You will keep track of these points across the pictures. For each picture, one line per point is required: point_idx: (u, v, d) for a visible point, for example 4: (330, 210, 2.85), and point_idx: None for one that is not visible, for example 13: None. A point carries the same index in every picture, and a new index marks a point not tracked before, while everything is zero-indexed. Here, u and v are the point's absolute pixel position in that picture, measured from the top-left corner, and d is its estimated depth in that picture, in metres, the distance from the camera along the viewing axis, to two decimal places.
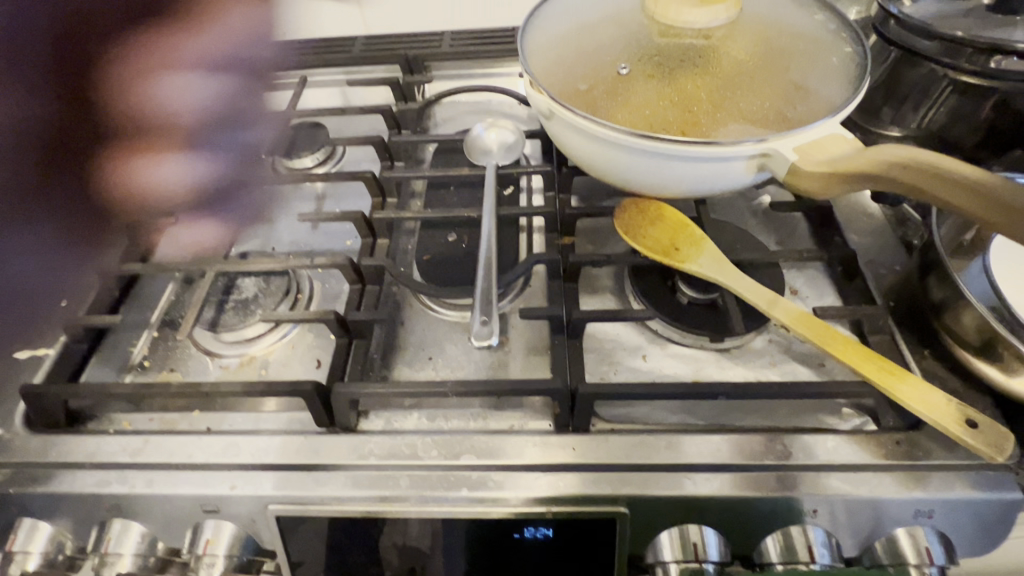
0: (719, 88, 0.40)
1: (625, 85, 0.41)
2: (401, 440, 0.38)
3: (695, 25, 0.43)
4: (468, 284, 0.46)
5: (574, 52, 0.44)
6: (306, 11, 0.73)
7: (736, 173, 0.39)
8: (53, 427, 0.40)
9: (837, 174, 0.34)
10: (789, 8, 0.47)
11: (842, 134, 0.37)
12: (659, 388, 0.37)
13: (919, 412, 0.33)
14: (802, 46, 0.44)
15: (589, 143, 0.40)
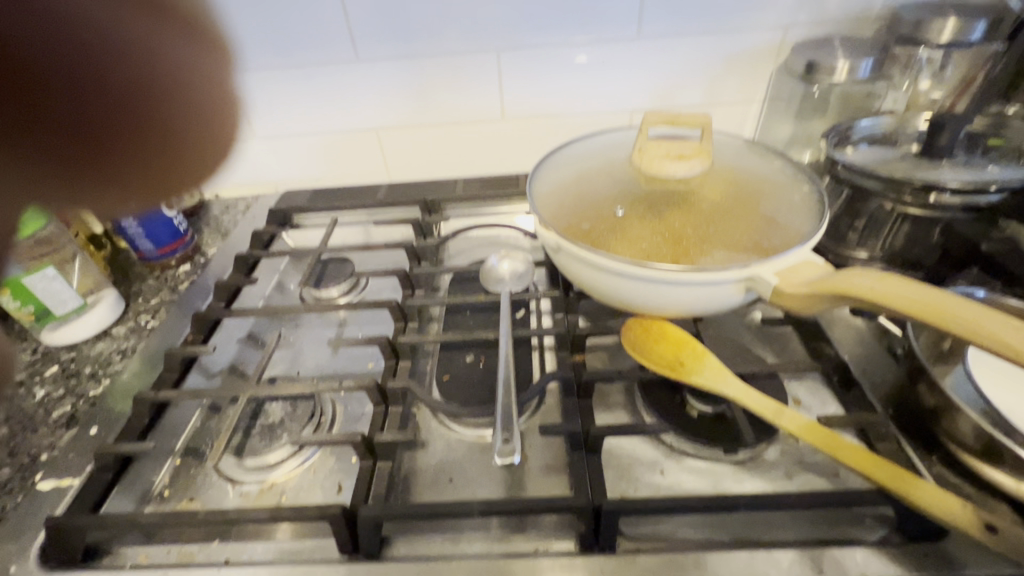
0: (702, 225, 0.47)
1: (622, 223, 0.48)
2: (425, 567, 0.38)
3: (677, 174, 0.51)
4: (487, 403, 0.49)
5: (576, 197, 0.51)
6: (339, 164, 0.85)
7: (726, 294, 0.44)
8: (69, 563, 0.40)
9: (815, 294, 0.39)
10: (754, 159, 0.56)
11: (813, 259, 0.42)
12: (683, 501, 0.38)
13: (937, 516, 0.34)
14: (768, 188, 0.52)
15: (594, 272, 0.45)
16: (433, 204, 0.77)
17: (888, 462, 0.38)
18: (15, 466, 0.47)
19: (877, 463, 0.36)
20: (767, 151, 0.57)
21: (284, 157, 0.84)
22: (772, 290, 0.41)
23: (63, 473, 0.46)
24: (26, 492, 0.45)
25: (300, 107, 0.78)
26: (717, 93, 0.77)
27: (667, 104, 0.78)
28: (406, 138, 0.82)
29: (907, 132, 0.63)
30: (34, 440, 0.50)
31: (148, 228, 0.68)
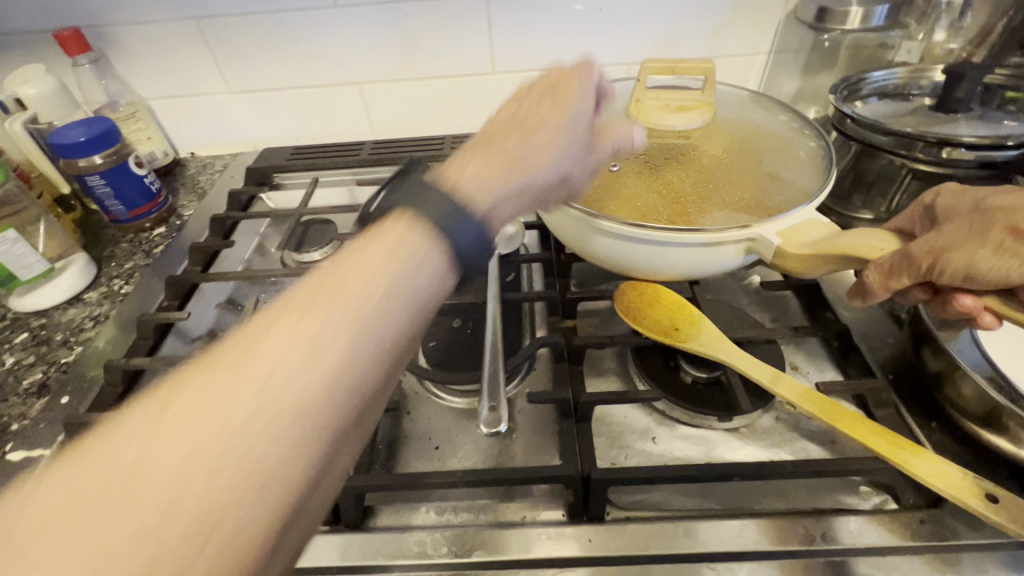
0: (703, 181, 0.44)
1: (616, 180, 0.45)
2: (410, 538, 0.37)
3: (674, 126, 0.48)
4: (474, 369, 0.47)
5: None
6: (320, 121, 0.81)
7: (724, 257, 0.41)
8: None
9: (818, 256, 0.36)
10: (757, 112, 0.53)
11: (819, 219, 0.40)
12: (674, 471, 0.36)
13: (937, 486, 0.33)
14: (772, 142, 0.49)
15: (585, 231, 0.43)
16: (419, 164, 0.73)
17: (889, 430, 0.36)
18: None
19: (878, 432, 0.35)
20: (772, 104, 0.54)
21: (262, 113, 0.79)
22: (773, 253, 0.38)
23: (34, 442, 0.45)
24: None
25: (276, 56, 0.73)
26: (722, 43, 0.72)
27: (668, 55, 0.73)
28: (392, 93, 0.77)
29: (921, 84, 0.59)
30: (4, 410, 0.48)
31: (117, 187, 0.65)
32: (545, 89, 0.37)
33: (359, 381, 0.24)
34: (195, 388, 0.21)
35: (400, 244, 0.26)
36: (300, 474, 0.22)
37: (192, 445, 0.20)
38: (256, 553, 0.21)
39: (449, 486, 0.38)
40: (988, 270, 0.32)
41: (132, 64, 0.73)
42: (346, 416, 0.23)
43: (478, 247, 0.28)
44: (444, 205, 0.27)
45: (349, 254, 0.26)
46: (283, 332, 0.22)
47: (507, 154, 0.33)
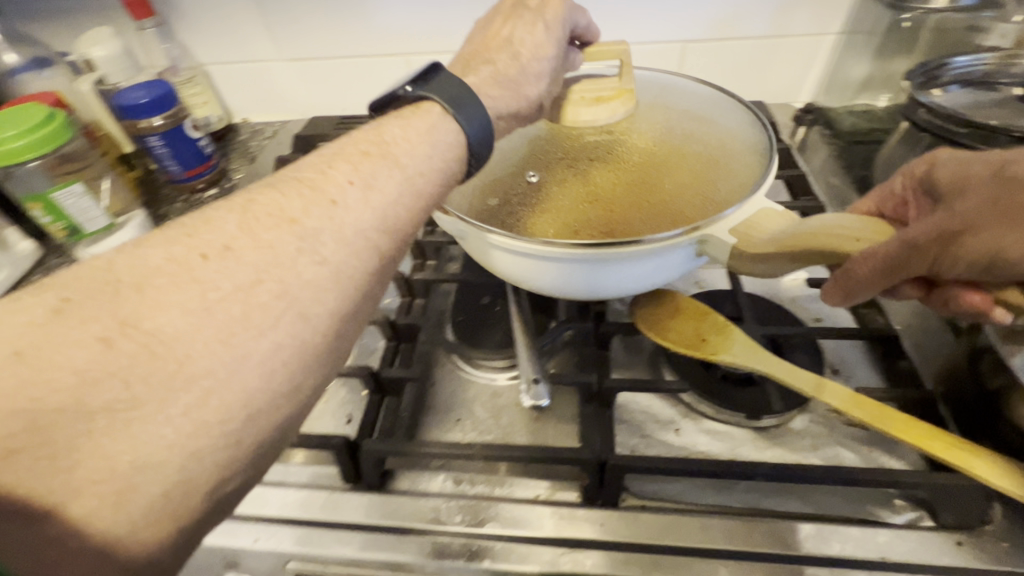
0: (633, 182, 0.44)
1: (548, 192, 0.45)
2: (426, 503, 0.38)
3: (590, 123, 0.44)
4: (501, 346, 0.47)
5: (503, 166, 0.47)
6: (365, 92, 0.81)
7: (671, 264, 0.39)
8: None
9: (789, 251, 0.34)
10: (684, 94, 0.49)
11: (772, 207, 0.38)
12: (692, 464, 0.35)
13: (1002, 484, 0.31)
14: (704, 127, 0.47)
15: (509, 256, 0.40)
16: None
17: (938, 428, 0.35)
18: None
19: (934, 434, 0.34)
20: (695, 83, 0.50)
21: (310, 82, 0.81)
22: (731, 253, 0.36)
23: None
24: None
25: (325, 26, 0.74)
26: (788, 23, 0.68)
27: (727, 36, 0.69)
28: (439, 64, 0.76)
29: (1011, 71, 0.54)
30: None
31: (174, 149, 0.68)
32: (535, 12, 0.45)
33: (397, 224, 0.31)
34: (278, 200, 0.28)
35: (437, 122, 0.35)
36: (348, 288, 0.28)
37: (271, 242, 0.27)
38: (306, 341, 0.26)
39: (467, 458, 0.38)
40: (1013, 257, 0.28)
41: (191, 29, 0.75)
42: (384, 250, 0.30)
43: (484, 137, 0.37)
44: (463, 94, 0.36)
45: (395, 125, 0.34)
46: (345, 168, 0.31)
47: (500, 72, 0.41)
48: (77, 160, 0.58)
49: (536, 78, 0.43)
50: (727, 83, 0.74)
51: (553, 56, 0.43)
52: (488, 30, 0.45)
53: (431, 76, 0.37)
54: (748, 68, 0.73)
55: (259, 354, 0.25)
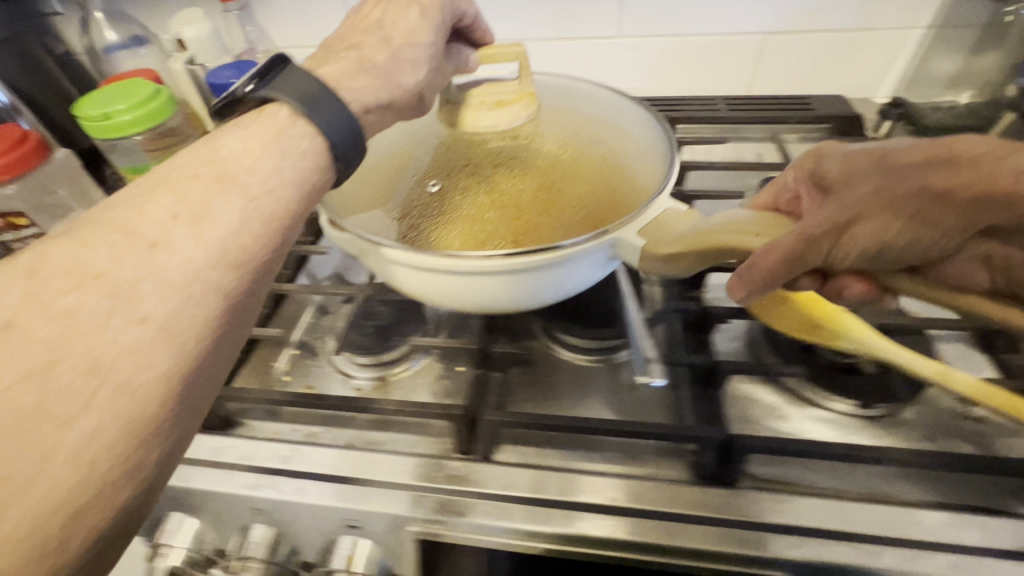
0: (539, 185, 0.44)
1: (449, 198, 0.45)
2: (541, 474, 0.38)
3: (497, 125, 0.49)
4: (601, 326, 0.48)
5: (394, 168, 0.48)
6: None
7: (580, 268, 0.40)
8: (213, 428, 0.44)
9: (689, 251, 0.37)
10: (586, 100, 0.53)
11: (677, 207, 0.40)
12: (818, 446, 0.36)
13: None
14: (585, 131, 0.49)
15: (412, 272, 0.40)
16: None
17: None
18: None
19: None
20: (597, 88, 0.54)
21: None
22: (640, 252, 0.38)
23: None
24: None
25: None
26: (875, 13, 0.67)
27: (811, 26, 0.69)
28: None
29: None
30: None
31: None
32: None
33: (243, 254, 0.31)
34: (76, 250, 0.28)
35: (286, 129, 0.35)
36: (191, 332, 0.28)
37: (72, 306, 0.26)
38: (146, 400, 0.26)
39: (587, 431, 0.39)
40: (895, 241, 0.31)
41: (271, 13, 0.77)
42: (232, 281, 0.30)
43: (348, 134, 0.36)
44: (314, 90, 0.36)
45: (233, 140, 0.34)
46: (171, 199, 0.30)
47: (365, 61, 0.42)
48: (175, 134, 0.59)
49: (411, 65, 0.44)
50: (803, 78, 0.74)
51: (429, 43, 0.45)
52: (360, 16, 0.47)
53: (277, 74, 0.37)
54: (826, 63, 0.72)
55: (74, 442, 0.24)
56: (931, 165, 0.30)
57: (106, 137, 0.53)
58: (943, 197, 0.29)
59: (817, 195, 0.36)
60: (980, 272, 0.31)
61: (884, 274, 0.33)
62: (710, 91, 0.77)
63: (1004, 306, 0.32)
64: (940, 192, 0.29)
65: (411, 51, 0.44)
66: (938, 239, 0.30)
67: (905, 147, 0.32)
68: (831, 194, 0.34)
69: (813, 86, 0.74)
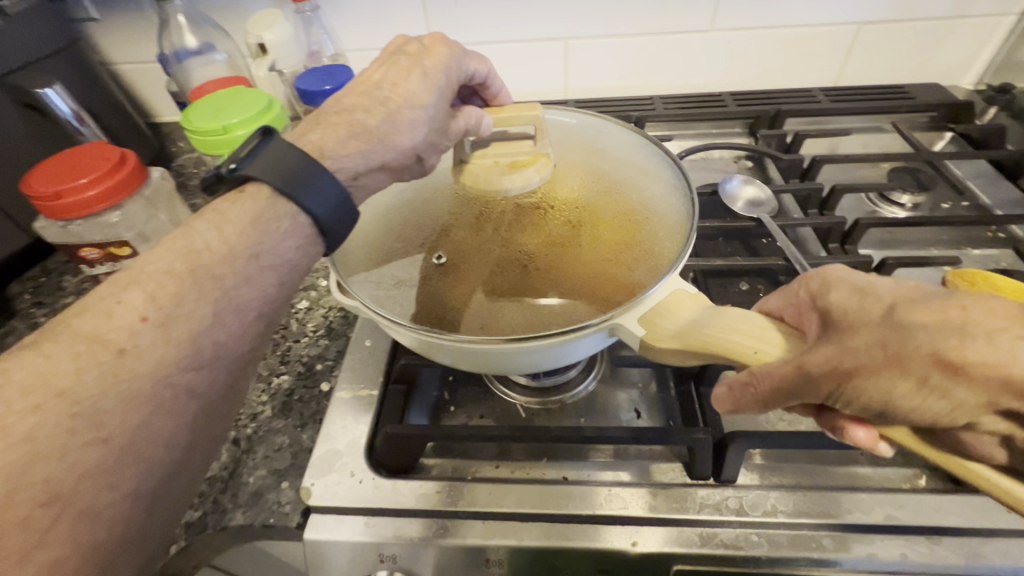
0: (554, 259, 0.43)
1: (458, 268, 0.42)
2: (806, 496, 0.35)
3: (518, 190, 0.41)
4: None
5: (387, 227, 0.43)
6: (514, 76, 0.77)
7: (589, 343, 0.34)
8: (400, 472, 0.39)
9: (687, 351, 0.29)
10: (608, 149, 0.46)
11: (686, 289, 0.32)
12: None
13: None
14: (609, 184, 0.45)
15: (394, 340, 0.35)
16: (640, 122, 0.69)
17: None
18: (293, 374, 0.46)
19: None
20: (618, 131, 0.44)
21: None
22: (639, 347, 0.30)
23: (355, 382, 0.44)
24: (322, 401, 0.44)
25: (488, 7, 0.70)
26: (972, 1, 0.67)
27: (908, 16, 0.68)
28: (600, 49, 0.74)
29: None
30: (302, 351, 0.48)
31: None
32: (413, 53, 0.35)
33: (221, 352, 0.26)
34: (39, 365, 0.23)
35: (267, 205, 0.28)
36: (157, 443, 0.24)
37: (31, 432, 0.21)
38: (112, 527, 0.23)
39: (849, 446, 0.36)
40: (912, 410, 0.23)
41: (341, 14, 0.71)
42: (203, 387, 0.25)
43: (338, 209, 0.29)
44: (298, 170, 0.28)
45: (212, 214, 0.28)
46: (139, 292, 0.25)
47: (358, 120, 0.31)
48: None
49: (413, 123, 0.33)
50: (894, 67, 0.73)
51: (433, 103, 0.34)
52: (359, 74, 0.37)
53: (260, 146, 0.29)
54: (920, 51, 0.72)
55: None
56: (940, 325, 0.22)
57: (214, 150, 0.48)
58: (957, 371, 0.21)
59: (814, 321, 0.27)
60: (1001, 447, 0.23)
61: (890, 424, 0.25)
62: (797, 83, 0.76)
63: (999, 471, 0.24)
64: (956, 365, 0.21)
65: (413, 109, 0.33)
66: (951, 410, 0.22)
67: (921, 293, 0.24)
68: (830, 328, 0.26)
69: (904, 73, 0.74)
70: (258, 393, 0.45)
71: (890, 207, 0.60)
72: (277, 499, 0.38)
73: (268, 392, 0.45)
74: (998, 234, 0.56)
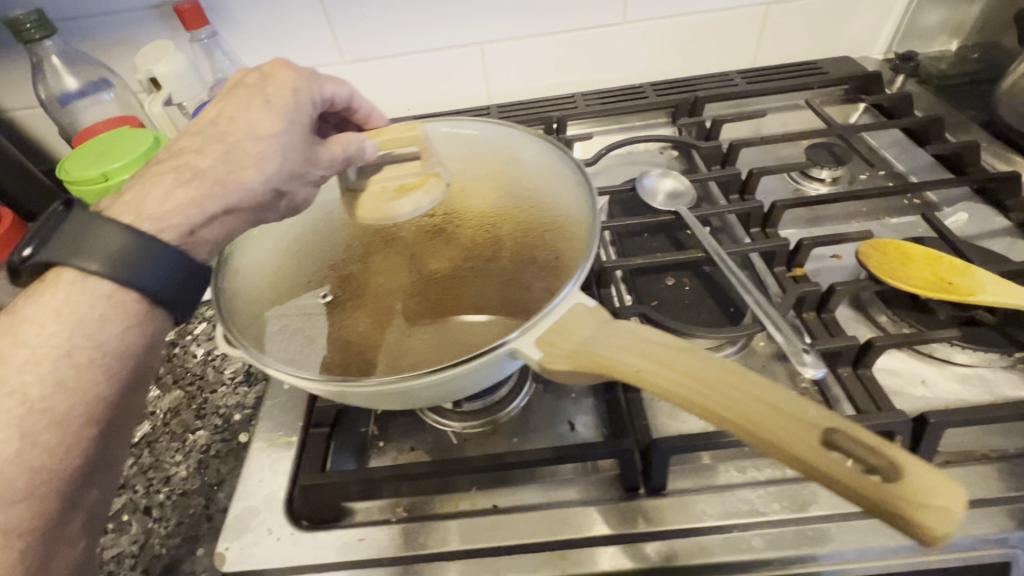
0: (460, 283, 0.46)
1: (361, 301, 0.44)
2: (734, 496, 0.35)
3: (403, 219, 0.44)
4: (715, 322, 0.45)
5: (288, 254, 0.40)
6: (434, 86, 0.75)
7: (488, 373, 0.32)
8: (324, 523, 0.37)
9: (579, 370, 0.27)
10: (520, 157, 0.41)
11: (584, 303, 0.31)
12: (1011, 413, 0.34)
13: None
14: (522, 199, 0.42)
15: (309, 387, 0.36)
16: (562, 121, 0.68)
17: None
18: (210, 428, 0.44)
19: None
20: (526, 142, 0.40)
21: (373, 84, 0.74)
22: (538, 368, 0.29)
23: (275, 431, 0.42)
24: (238, 454, 0.41)
25: (393, 16, 0.68)
26: None
27: None
28: (515, 51, 0.73)
29: None
30: (218, 402, 0.46)
31: None
32: (251, 85, 0.31)
33: (39, 474, 0.24)
34: None
35: (79, 295, 0.25)
36: None
37: None
38: None
39: None
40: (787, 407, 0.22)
41: (241, 36, 0.67)
42: (28, 512, 0.24)
43: (176, 278, 0.27)
44: (120, 239, 0.26)
45: (17, 316, 0.25)
46: None
47: (186, 164, 0.28)
48: None
49: (259, 159, 0.29)
50: (806, 43, 0.74)
51: (281, 131, 0.30)
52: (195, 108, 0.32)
53: (68, 222, 0.26)
54: (828, 25, 0.72)
55: None
56: None
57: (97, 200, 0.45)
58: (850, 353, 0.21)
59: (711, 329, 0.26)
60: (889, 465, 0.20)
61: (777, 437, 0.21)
62: (717, 68, 0.76)
63: (918, 495, 0.19)
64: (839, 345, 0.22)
65: (252, 147, 0.29)
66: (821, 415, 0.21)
67: None
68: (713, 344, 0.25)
69: (816, 48, 0.75)
70: (171, 454, 0.42)
71: (812, 183, 0.60)
72: (192, 569, 0.36)
73: (182, 451, 0.42)
74: (913, 201, 0.57)
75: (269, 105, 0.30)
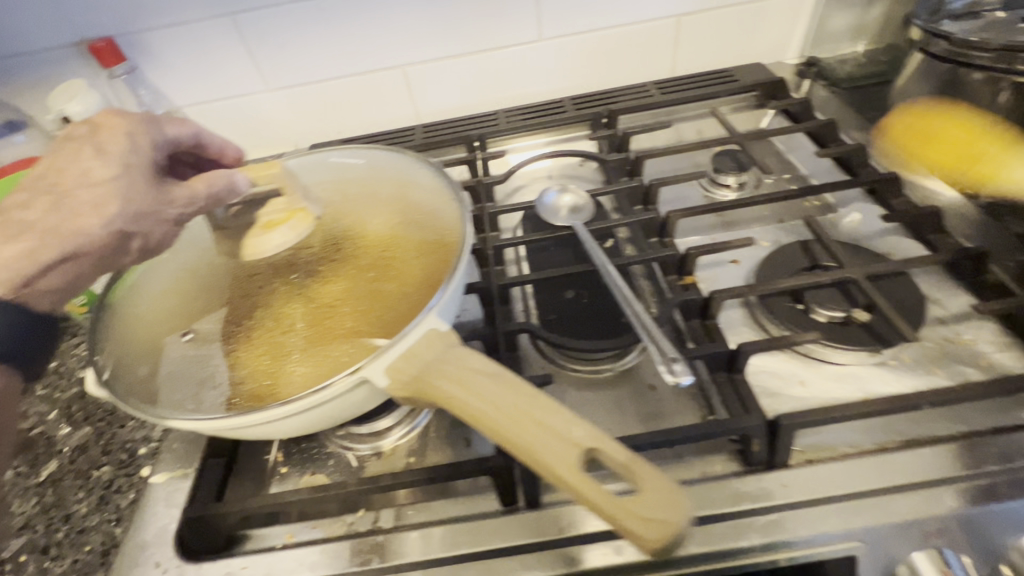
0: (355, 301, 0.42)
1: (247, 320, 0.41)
2: None
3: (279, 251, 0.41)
4: (608, 333, 0.46)
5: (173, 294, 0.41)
6: (361, 108, 0.76)
7: (353, 400, 0.33)
8: (217, 552, 0.38)
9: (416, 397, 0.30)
10: (414, 183, 0.44)
11: (436, 328, 0.32)
12: (859, 411, 0.36)
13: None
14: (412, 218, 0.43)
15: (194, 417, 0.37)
16: (480, 139, 0.69)
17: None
18: (114, 464, 0.44)
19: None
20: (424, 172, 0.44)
21: (300, 111, 0.75)
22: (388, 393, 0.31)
23: (177, 464, 0.44)
24: (138, 488, 0.42)
25: (309, 42, 0.69)
26: None
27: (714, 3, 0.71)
28: (436, 71, 0.74)
29: None
30: (126, 436, 0.46)
31: None
32: (83, 140, 0.34)
33: None
34: None
35: None
36: None
37: None
38: None
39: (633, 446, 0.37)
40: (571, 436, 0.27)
41: (161, 68, 0.68)
42: None
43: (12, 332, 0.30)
44: None
45: None
46: None
47: (15, 220, 0.30)
48: None
49: (96, 207, 0.31)
50: (719, 52, 0.76)
51: (119, 175, 0.32)
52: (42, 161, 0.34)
53: None
54: (737, 34, 0.75)
55: None
56: None
57: None
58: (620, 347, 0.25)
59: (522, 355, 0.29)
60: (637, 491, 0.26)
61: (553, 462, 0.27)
62: (637, 79, 0.78)
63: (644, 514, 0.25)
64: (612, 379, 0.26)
65: (83, 195, 0.31)
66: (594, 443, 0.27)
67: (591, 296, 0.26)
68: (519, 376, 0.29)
69: (731, 56, 0.77)
70: (74, 491, 0.43)
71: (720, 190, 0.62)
72: None
73: (85, 488, 0.43)
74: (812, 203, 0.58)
75: (102, 155, 0.32)
